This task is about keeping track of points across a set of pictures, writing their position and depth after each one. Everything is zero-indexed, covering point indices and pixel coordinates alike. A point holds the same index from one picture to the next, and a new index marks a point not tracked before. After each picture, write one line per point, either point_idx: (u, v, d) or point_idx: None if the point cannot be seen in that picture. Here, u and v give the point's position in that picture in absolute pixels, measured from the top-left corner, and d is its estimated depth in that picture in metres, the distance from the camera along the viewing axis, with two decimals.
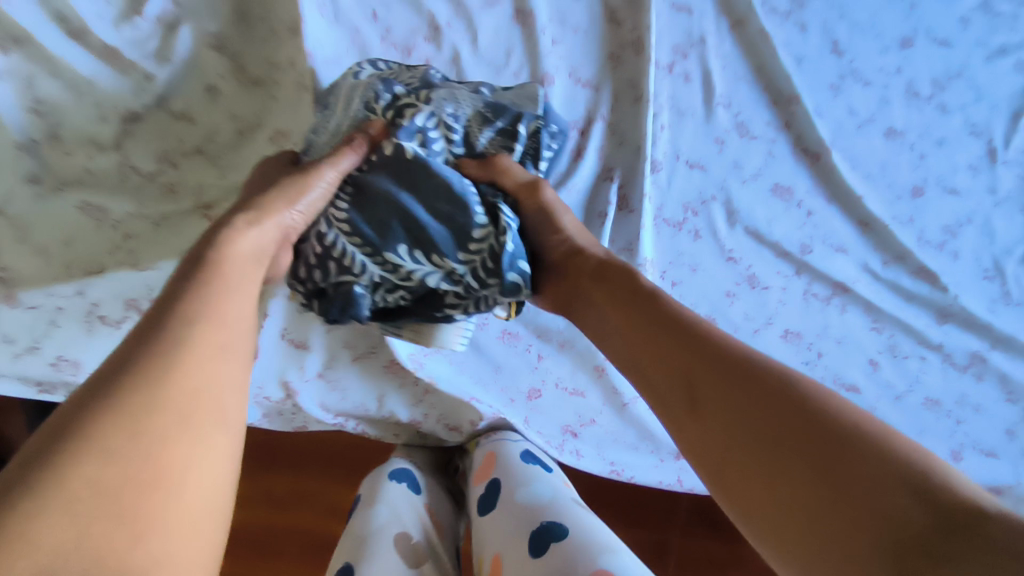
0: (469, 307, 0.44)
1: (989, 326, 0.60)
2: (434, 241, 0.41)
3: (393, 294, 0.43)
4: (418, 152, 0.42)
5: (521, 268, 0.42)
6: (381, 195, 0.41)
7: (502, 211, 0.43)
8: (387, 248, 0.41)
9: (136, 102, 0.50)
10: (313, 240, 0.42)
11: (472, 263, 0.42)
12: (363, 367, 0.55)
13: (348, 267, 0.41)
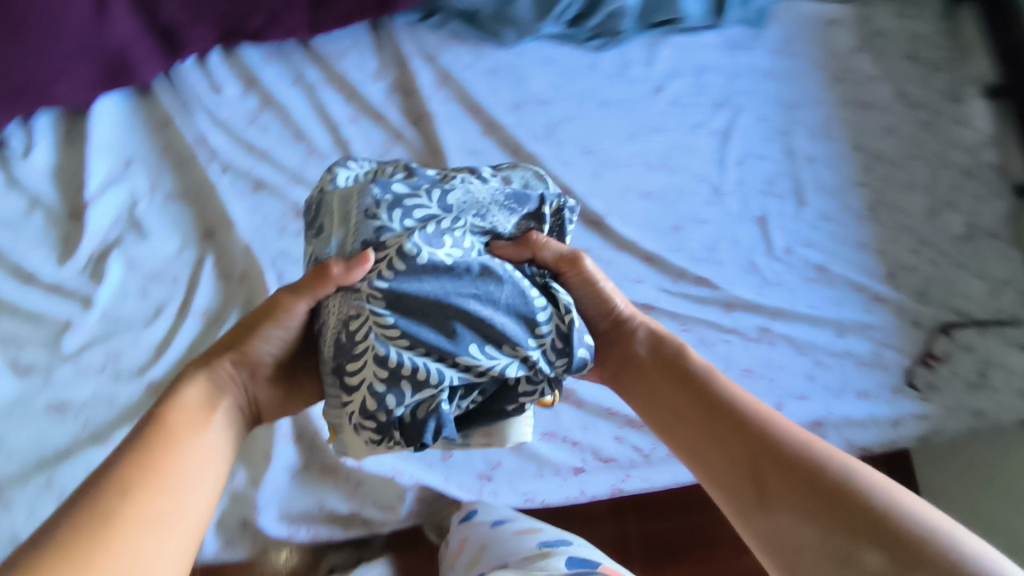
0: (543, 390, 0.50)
1: (761, 304, 0.82)
2: (504, 337, 0.46)
3: (465, 396, 0.48)
4: (456, 262, 0.46)
5: (584, 345, 0.49)
6: (440, 307, 0.45)
7: (558, 291, 0.50)
8: (462, 357, 0.45)
9: (82, 322, 0.62)
10: (371, 369, 0.44)
11: (545, 348, 0.48)
12: (304, 479, 0.65)
13: (428, 385, 0.44)
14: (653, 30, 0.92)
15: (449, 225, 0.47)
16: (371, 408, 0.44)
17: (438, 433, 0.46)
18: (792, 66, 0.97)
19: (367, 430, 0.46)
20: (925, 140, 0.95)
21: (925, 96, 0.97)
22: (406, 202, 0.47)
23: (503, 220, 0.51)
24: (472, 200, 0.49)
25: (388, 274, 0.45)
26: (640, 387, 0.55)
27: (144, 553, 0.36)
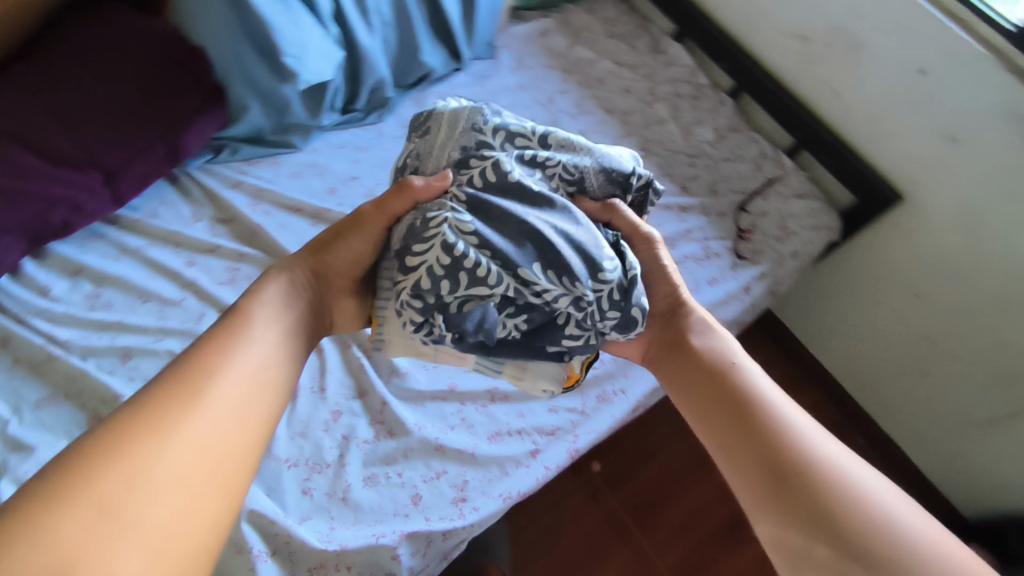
0: (587, 337, 0.60)
1: None
2: (569, 273, 0.55)
3: (514, 319, 0.59)
4: (538, 192, 0.58)
5: (639, 305, 0.58)
6: (512, 225, 0.56)
7: (625, 250, 0.60)
8: (520, 270, 0.55)
9: None
10: (436, 255, 0.54)
11: (604, 293, 0.57)
12: None
13: (483, 282, 0.54)
14: (413, 89, 1.06)
15: (542, 165, 0.61)
16: (426, 286, 0.54)
17: (477, 321, 0.56)
18: (534, 74, 1.16)
19: (414, 309, 0.56)
20: (654, 88, 1.18)
21: (637, 58, 1.21)
22: (513, 133, 0.61)
23: (595, 176, 0.63)
24: (569, 150, 0.63)
25: (478, 180, 0.58)
26: (677, 381, 0.61)
27: (211, 422, 0.47)
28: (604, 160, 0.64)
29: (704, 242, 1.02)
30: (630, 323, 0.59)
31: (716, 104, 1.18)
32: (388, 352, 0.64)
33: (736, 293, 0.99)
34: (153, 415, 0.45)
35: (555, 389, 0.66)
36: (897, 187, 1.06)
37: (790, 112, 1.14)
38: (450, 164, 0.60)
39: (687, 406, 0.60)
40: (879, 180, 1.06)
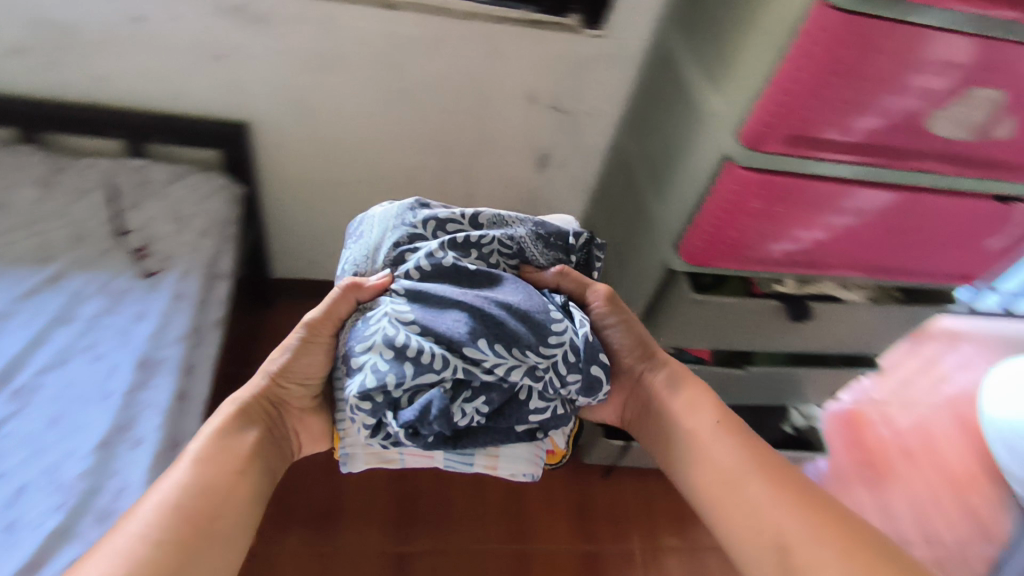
0: (549, 406, 0.74)
1: None
2: (513, 342, 0.70)
3: (472, 403, 0.70)
4: (477, 271, 0.76)
5: (597, 363, 0.76)
6: (450, 306, 0.72)
7: (572, 309, 0.78)
8: (465, 350, 0.68)
9: None
10: (379, 350, 0.68)
11: (558, 357, 0.72)
12: None
13: (430, 368, 0.67)
14: None
15: (479, 244, 0.79)
16: (371, 385, 0.66)
17: (431, 407, 0.66)
18: None
19: (365, 411, 0.67)
20: None
21: None
22: (447, 224, 0.81)
23: (534, 245, 0.83)
24: (504, 227, 0.82)
25: (416, 272, 0.76)
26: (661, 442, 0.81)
27: (179, 543, 0.60)
28: (538, 231, 0.84)
29: (92, 303, 0.92)
30: (595, 383, 0.76)
31: (17, 163, 1.02)
32: (355, 466, 0.79)
33: (162, 332, 0.91)
34: (150, 528, 0.60)
35: (529, 467, 0.80)
36: (226, 119, 1.10)
37: (93, 122, 1.05)
38: (392, 275, 0.78)
39: (667, 462, 0.79)
40: (207, 123, 1.08)
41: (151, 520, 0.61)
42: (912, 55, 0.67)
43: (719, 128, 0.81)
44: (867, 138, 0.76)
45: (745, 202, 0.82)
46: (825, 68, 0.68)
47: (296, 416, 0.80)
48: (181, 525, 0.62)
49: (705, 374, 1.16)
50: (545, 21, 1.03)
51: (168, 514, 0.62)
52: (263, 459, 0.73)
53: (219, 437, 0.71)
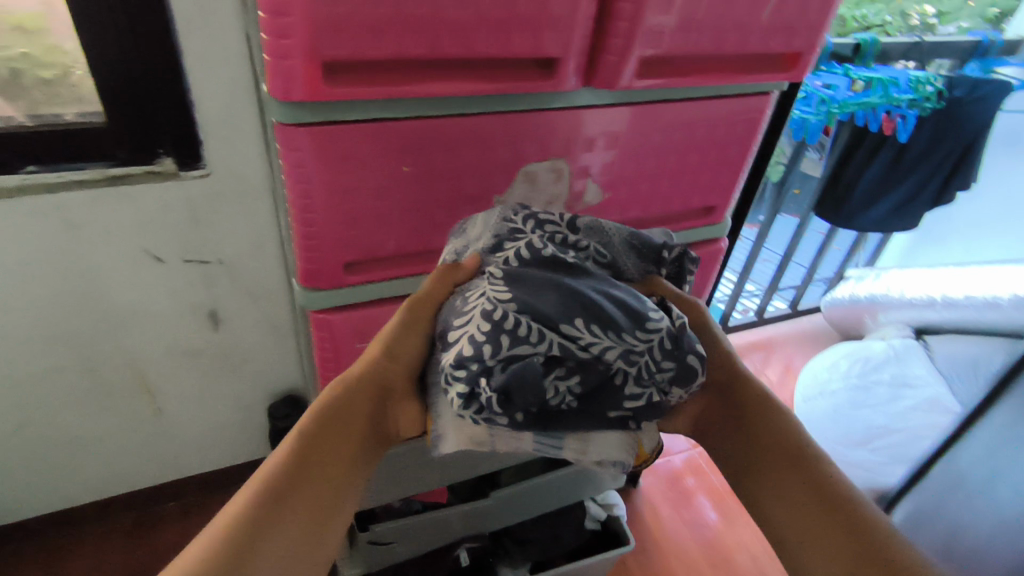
0: (645, 395, 0.58)
1: None
2: (614, 326, 0.54)
3: (566, 382, 0.55)
4: (574, 263, 0.58)
5: (688, 351, 0.57)
6: (548, 289, 0.55)
7: (671, 307, 0.61)
8: (563, 325, 0.53)
9: None
10: (477, 323, 0.54)
11: (654, 342, 0.55)
12: None
13: (526, 340, 0.52)
14: None
15: (575, 244, 0.60)
16: (466, 353, 0.53)
17: (527, 376, 0.52)
18: None
19: (460, 382, 0.54)
20: None
21: None
22: (542, 220, 0.61)
23: (625, 255, 0.64)
24: (599, 239, 0.63)
25: (515, 259, 0.58)
26: (734, 443, 0.64)
27: (274, 537, 0.47)
28: (632, 240, 0.64)
29: None
30: (689, 372, 0.57)
31: None
32: (446, 446, 0.61)
33: None
34: (256, 511, 0.47)
35: (625, 456, 0.62)
36: None
37: None
38: (484, 253, 0.60)
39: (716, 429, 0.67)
40: None
41: (257, 495, 0.48)
42: (423, 150, 0.56)
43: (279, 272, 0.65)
44: (442, 243, 0.64)
45: (342, 347, 0.66)
46: (330, 190, 0.54)
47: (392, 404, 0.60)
48: (275, 503, 0.49)
49: (438, 521, 0.97)
50: (131, 173, 0.87)
51: (257, 497, 0.48)
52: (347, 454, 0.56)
53: (324, 410, 0.56)
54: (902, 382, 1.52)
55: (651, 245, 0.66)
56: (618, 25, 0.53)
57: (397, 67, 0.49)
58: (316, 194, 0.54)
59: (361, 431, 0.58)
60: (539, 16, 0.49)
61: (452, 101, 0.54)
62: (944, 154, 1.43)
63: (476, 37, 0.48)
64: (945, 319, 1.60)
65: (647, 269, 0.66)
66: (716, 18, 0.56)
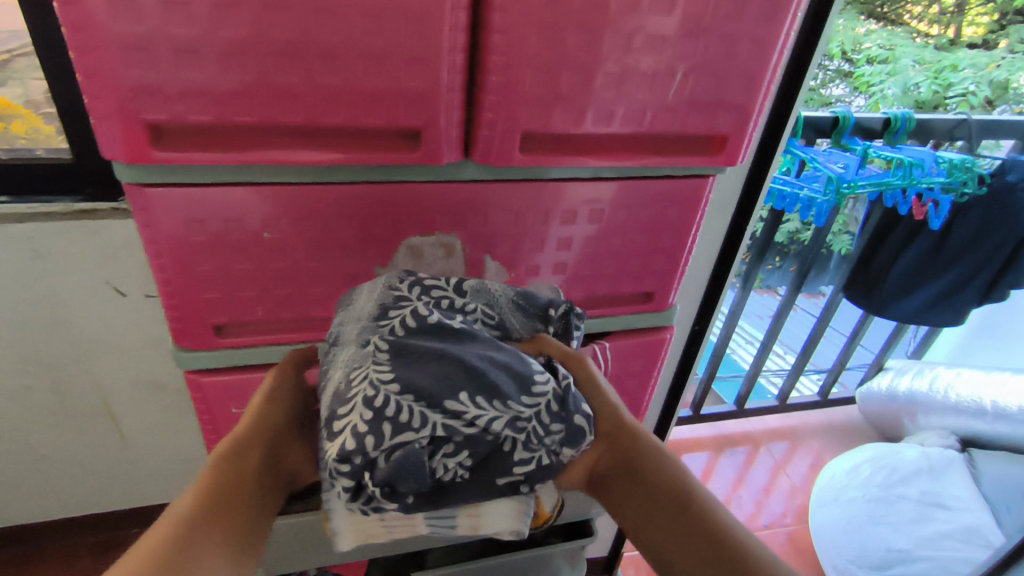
0: (538, 458, 0.48)
1: None
2: (500, 392, 0.45)
3: (455, 457, 0.45)
4: (461, 328, 0.49)
5: (580, 410, 0.50)
6: (433, 361, 0.45)
7: (557, 367, 0.52)
8: (448, 402, 0.44)
9: None
10: (358, 413, 0.43)
11: (541, 406, 0.47)
12: None
13: (410, 426, 0.43)
14: None
15: (462, 309, 0.52)
16: (348, 448, 0.42)
17: (414, 468, 0.42)
18: None
19: (343, 477, 0.43)
20: None
21: None
22: (427, 285, 0.52)
23: (512, 314, 0.55)
24: (487, 301, 0.54)
25: (399, 326, 0.48)
26: (630, 500, 0.54)
27: None
28: (517, 295, 0.56)
29: None
30: (577, 433, 0.49)
31: None
32: (342, 544, 0.53)
33: None
34: None
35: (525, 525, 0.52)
36: None
37: None
38: (366, 320, 0.49)
39: (609, 490, 0.55)
40: None
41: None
42: (287, 218, 0.52)
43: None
44: (322, 314, 0.59)
45: (215, 406, 0.62)
46: (183, 250, 0.51)
47: (287, 442, 0.52)
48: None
49: None
50: (98, 209, 0.89)
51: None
52: (250, 495, 0.47)
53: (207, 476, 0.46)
54: (933, 500, 1.34)
55: (534, 300, 0.56)
56: (490, 99, 0.48)
57: (239, 132, 0.46)
58: (168, 253, 0.51)
59: (259, 483, 0.48)
60: (390, 88, 0.45)
61: (312, 170, 0.50)
62: (994, 246, 1.28)
63: (317, 106, 0.45)
64: (996, 431, 1.41)
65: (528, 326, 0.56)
66: (610, 97, 0.50)
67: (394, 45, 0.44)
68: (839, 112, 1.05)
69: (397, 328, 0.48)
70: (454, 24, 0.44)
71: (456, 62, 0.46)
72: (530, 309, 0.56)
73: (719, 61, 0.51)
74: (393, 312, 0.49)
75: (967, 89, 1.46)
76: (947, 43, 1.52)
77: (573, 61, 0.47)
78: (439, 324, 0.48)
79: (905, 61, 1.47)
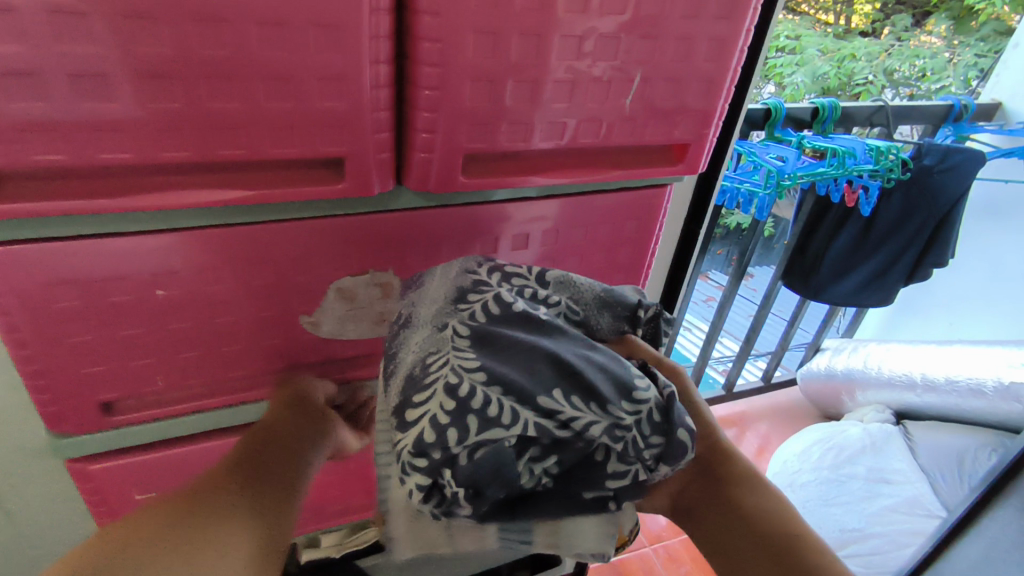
0: (635, 473, 0.37)
1: None
2: (598, 393, 0.35)
3: (542, 462, 0.36)
4: (551, 317, 0.39)
5: (684, 423, 0.37)
6: (523, 349, 0.36)
7: (655, 372, 0.40)
8: (538, 397, 0.34)
9: None
10: (438, 401, 0.34)
11: (644, 415, 0.36)
12: None
13: (497, 421, 0.33)
14: None
15: (546, 300, 0.42)
16: (427, 439, 0.33)
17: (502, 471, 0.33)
18: None
19: (418, 473, 0.34)
20: None
21: None
22: (507, 271, 0.43)
23: (598, 313, 0.44)
24: (571, 296, 0.44)
25: (483, 313, 0.39)
26: (720, 543, 0.44)
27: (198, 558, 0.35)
28: (604, 291, 0.45)
29: None
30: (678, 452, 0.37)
31: None
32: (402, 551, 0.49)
33: None
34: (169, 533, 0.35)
35: (610, 548, 0.45)
36: None
37: None
38: (439, 304, 0.41)
39: (696, 523, 0.45)
40: None
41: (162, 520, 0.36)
42: (183, 272, 0.43)
43: (21, 409, 0.50)
44: (239, 374, 0.50)
45: (112, 489, 0.52)
46: (46, 321, 0.41)
47: (297, 447, 0.46)
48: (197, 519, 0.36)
49: None
50: None
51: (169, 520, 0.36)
52: (268, 502, 0.41)
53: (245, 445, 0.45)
54: (879, 476, 1.38)
55: (626, 298, 0.46)
56: (422, 118, 0.41)
57: (106, 172, 0.37)
58: (26, 325, 0.40)
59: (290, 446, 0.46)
60: (300, 111, 0.37)
61: (210, 211, 0.41)
62: (917, 227, 1.32)
63: (207, 136, 0.36)
64: (926, 403, 1.47)
65: (617, 327, 0.45)
66: (561, 108, 0.44)
67: (302, 58, 0.35)
68: (770, 103, 1.05)
69: (478, 313, 0.39)
70: (376, 30, 0.36)
71: (379, 76, 0.38)
72: (622, 308, 0.45)
73: (676, 64, 0.46)
74: (473, 298, 0.40)
75: (867, 79, 1.51)
76: (843, 31, 1.59)
77: (518, 69, 0.41)
78: (526, 312, 0.39)
79: (811, 51, 1.50)
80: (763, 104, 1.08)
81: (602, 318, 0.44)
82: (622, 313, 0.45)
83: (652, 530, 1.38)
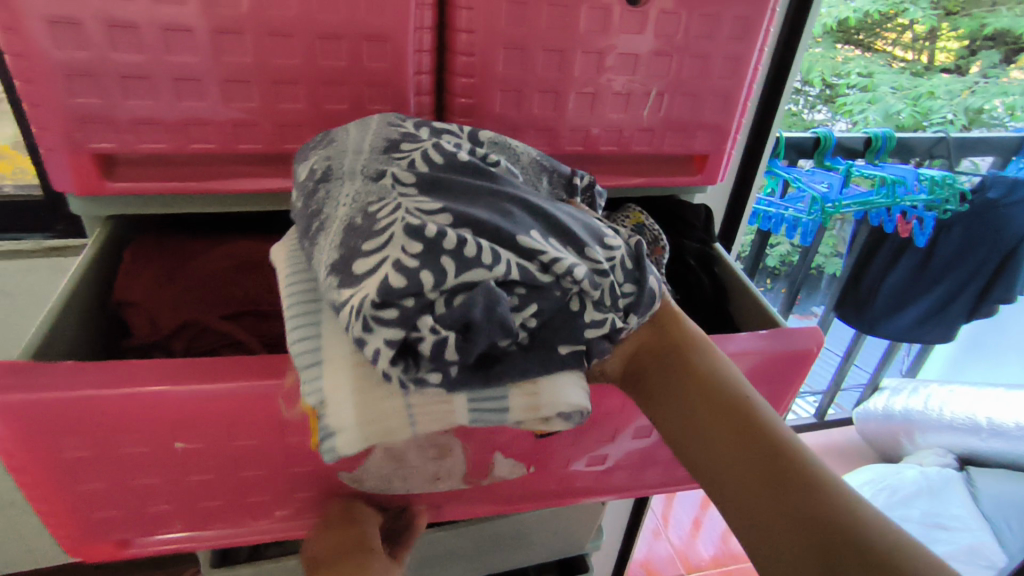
0: (613, 321, 0.37)
1: None
2: (577, 239, 0.37)
3: (521, 312, 0.34)
4: (500, 173, 0.40)
5: (653, 272, 0.41)
6: (487, 198, 0.37)
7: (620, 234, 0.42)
8: (517, 238, 0.34)
9: None
10: (400, 243, 0.32)
11: (617, 260, 0.39)
12: None
13: (478, 262, 0.32)
14: None
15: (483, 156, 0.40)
16: (397, 283, 0.31)
17: (494, 310, 0.32)
18: None
19: (388, 326, 0.31)
20: None
21: None
22: (438, 129, 0.41)
23: (536, 178, 0.43)
24: (508, 158, 0.42)
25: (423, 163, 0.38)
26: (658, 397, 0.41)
27: None
28: (540, 158, 0.44)
29: None
30: (647, 301, 0.40)
31: None
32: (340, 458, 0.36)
33: None
34: None
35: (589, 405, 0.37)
36: None
37: None
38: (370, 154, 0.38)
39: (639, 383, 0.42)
40: None
41: None
42: (200, 428, 0.38)
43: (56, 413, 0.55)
44: None
45: None
46: (60, 468, 0.38)
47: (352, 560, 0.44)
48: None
49: None
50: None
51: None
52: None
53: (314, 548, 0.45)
54: (933, 521, 1.32)
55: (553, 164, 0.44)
56: (458, 123, 0.47)
57: (193, 161, 0.44)
58: (44, 480, 0.38)
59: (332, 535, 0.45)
60: (353, 113, 0.44)
61: (285, 197, 0.48)
62: (979, 262, 1.28)
63: (276, 133, 0.43)
64: (991, 448, 1.40)
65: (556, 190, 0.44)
66: (582, 117, 0.49)
67: (355, 68, 0.42)
68: (820, 132, 1.02)
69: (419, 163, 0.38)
70: (418, 45, 0.43)
71: (422, 85, 0.45)
72: (554, 171, 0.44)
73: (693, 81, 0.50)
74: (410, 145, 0.39)
75: (945, 118, 1.47)
76: (922, 68, 1.50)
77: (542, 82, 0.46)
78: (475, 167, 0.39)
79: (884, 89, 1.45)
80: (811, 133, 1.05)
81: (536, 181, 0.43)
82: (551, 173, 0.44)
83: (692, 562, 1.36)
